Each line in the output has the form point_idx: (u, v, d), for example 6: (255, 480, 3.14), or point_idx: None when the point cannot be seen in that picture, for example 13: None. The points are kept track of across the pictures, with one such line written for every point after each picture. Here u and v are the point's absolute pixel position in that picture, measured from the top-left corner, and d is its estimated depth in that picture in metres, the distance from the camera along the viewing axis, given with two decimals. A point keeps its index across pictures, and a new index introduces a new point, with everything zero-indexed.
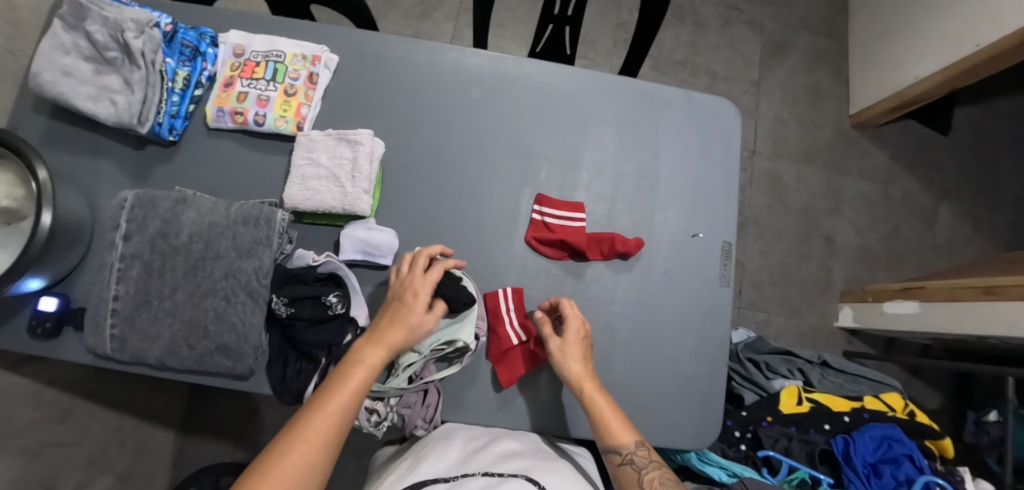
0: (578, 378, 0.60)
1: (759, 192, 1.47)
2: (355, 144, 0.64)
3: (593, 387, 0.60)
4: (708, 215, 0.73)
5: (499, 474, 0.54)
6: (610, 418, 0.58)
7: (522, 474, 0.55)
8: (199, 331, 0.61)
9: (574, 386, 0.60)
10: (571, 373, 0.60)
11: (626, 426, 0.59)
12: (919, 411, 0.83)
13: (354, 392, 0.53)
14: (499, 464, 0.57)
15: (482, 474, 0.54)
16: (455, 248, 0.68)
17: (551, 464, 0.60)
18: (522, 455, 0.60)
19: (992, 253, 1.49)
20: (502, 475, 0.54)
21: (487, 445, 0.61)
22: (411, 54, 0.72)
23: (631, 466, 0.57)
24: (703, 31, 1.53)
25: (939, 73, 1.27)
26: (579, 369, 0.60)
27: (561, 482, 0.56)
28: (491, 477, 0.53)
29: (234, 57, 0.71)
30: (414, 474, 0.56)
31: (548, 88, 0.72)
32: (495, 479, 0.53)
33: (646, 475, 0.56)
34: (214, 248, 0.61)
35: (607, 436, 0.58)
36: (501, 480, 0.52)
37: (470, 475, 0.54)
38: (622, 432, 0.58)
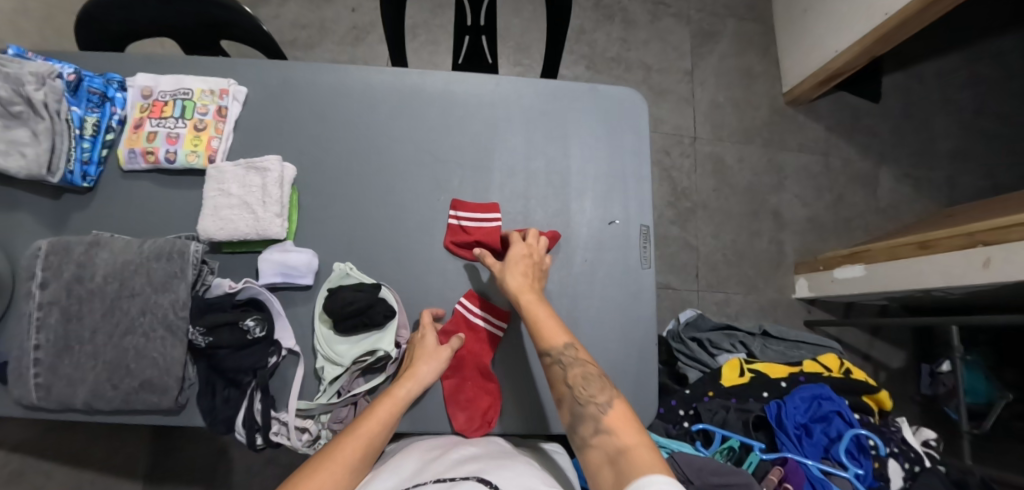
0: (518, 288, 0.63)
1: (705, 176, 1.51)
2: (263, 171, 0.67)
3: (531, 296, 0.63)
4: (623, 201, 0.75)
5: (450, 480, 0.50)
6: (544, 321, 0.61)
7: (475, 476, 0.50)
8: (123, 370, 0.61)
9: (513, 295, 0.63)
10: (510, 283, 0.63)
11: (559, 329, 0.61)
12: (854, 368, 0.89)
13: (383, 424, 0.57)
14: (453, 470, 0.53)
15: (433, 482, 0.50)
16: (377, 260, 0.70)
17: (507, 461, 0.56)
18: (476, 459, 0.56)
19: (934, 209, 1.54)
20: (453, 480, 0.49)
21: (442, 455, 0.58)
22: (316, 77, 0.74)
23: (559, 365, 0.58)
24: (633, 27, 1.58)
25: (857, 44, 1.33)
26: (519, 281, 0.64)
27: (516, 476, 0.52)
28: (441, 483, 0.49)
29: (142, 98, 0.72)
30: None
31: (453, 97, 0.74)
32: (446, 484, 0.48)
33: (571, 372, 0.58)
34: (129, 286, 0.61)
35: (539, 337, 0.60)
36: (450, 485, 0.48)
37: (422, 484, 0.50)
38: (553, 334, 0.59)
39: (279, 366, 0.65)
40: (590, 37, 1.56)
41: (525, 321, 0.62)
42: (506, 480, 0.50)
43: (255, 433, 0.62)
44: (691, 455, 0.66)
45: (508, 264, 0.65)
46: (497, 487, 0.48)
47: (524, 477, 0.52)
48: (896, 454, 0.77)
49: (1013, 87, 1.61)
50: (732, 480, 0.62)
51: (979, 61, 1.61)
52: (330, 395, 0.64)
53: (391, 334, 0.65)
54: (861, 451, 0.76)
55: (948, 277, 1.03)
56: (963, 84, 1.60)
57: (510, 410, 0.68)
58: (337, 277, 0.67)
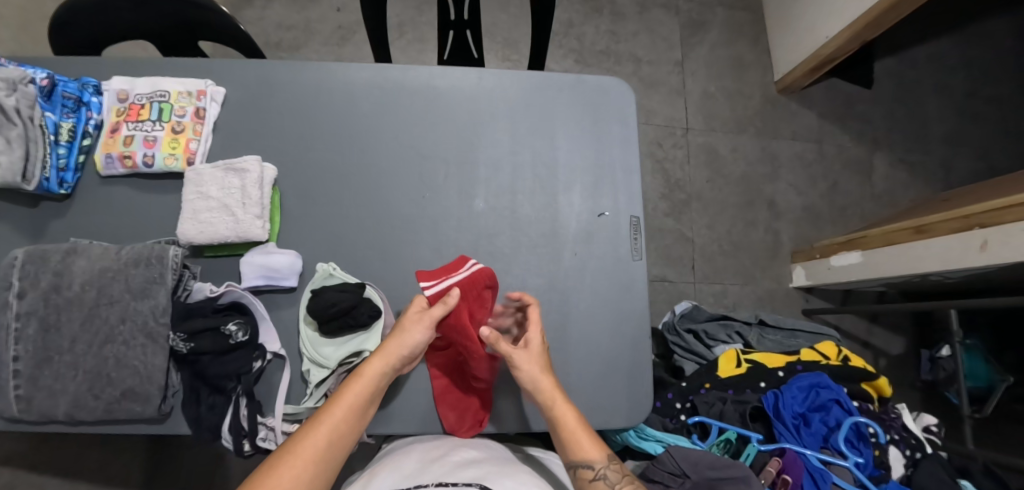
0: (546, 390, 0.57)
1: (698, 167, 1.49)
2: (242, 172, 0.65)
3: (563, 399, 0.57)
4: (611, 193, 0.74)
5: (452, 484, 0.47)
6: (579, 434, 0.55)
7: (478, 482, 0.48)
8: (103, 379, 0.60)
9: (544, 397, 0.57)
10: (541, 384, 0.57)
11: (597, 441, 0.56)
12: (853, 356, 0.88)
13: (352, 408, 0.54)
14: (455, 474, 0.51)
15: (434, 485, 0.48)
16: (363, 260, 0.68)
17: (509, 469, 0.54)
18: (479, 462, 0.55)
19: (930, 194, 1.53)
20: (456, 485, 0.47)
21: (443, 455, 0.57)
22: (295, 76, 0.72)
23: (603, 481, 0.53)
24: (622, 19, 1.57)
25: (846, 29, 1.31)
26: (547, 382, 0.58)
27: (518, 486, 0.49)
28: (444, 488, 0.47)
29: (119, 102, 0.71)
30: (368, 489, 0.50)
31: (436, 92, 0.73)
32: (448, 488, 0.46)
33: (619, 488, 0.52)
34: (107, 293, 0.60)
35: (577, 450, 0.54)
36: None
37: (422, 486, 0.48)
38: (591, 448, 0.54)
39: (265, 370, 0.64)
40: (579, 30, 1.54)
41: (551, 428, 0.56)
42: (510, 488, 0.48)
43: (242, 439, 0.61)
44: (688, 448, 0.65)
45: (531, 358, 0.59)
46: None
47: (527, 486, 0.50)
48: (896, 441, 0.77)
49: (1007, 69, 1.60)
50: (727, 474, 0.61)
51: (971, 43, 1.60)
52: (317, 398, 0.62)
53: (376, 335, 0.64)
54: (859, 439, 0.75)
55: (945, 261, 1.02)
56: (956, 67, 1.59)
57: (502, 408, 0.67)
58: (320, 279, 0.65)
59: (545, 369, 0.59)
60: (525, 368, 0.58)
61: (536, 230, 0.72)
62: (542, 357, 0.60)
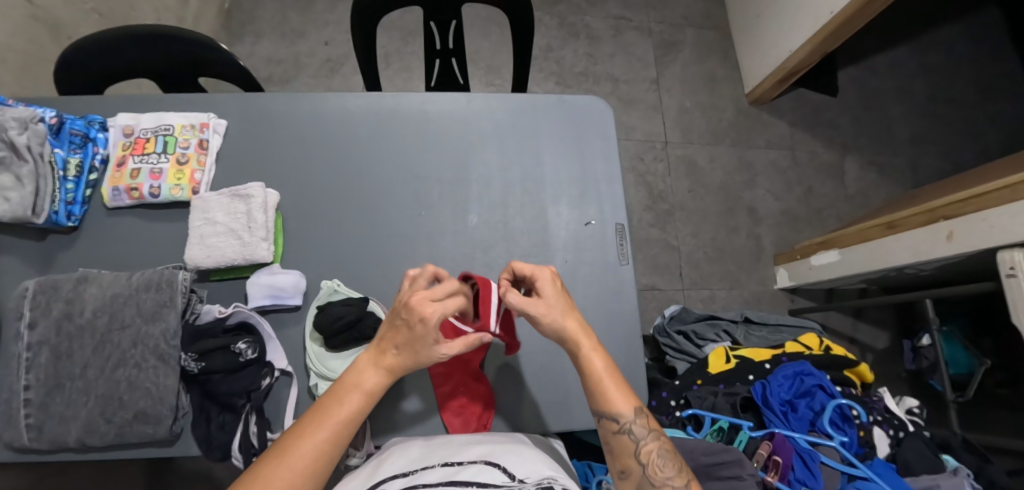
0: (576, 336, 0.56)
1: (679, 178, 1.56)
2: (247, 198, 0.69)
3: (591, 345, 0.57)
4: (597, 203, 0.78)
5: (458, 463, 0.52)
6: (608, 384, 0.56)
7: (483, 459, 0.52)
8: (115, 402, 0.61)
9: (570, 343, 0.57)
10: (567, 331, 0.56)
11: (623, 395, 0.57)
12: (834, 346, 0.94)
13: (346, 422, 0.53)
14: (462, 453, 0.54)
15: (441, 465, 0.51)
16: (364, 277, 0.71)
17: (513, 445, 0.57)
18: (483, 442, 0.58)
19: (900, 193, 1.61)
20: (462, 463, 0.51)
21: (449, 439, 0.59)
22: (295, 107, 0.77)
23: (629, 435, 0.55)
24: (598, 42, 1.66)
25: (807, 43, 1.40)
26: (575, 327, 0.57)
27: (522, 461, 0.53)
28: (449, 467, 0.51)
29: (124, 137, 0.74)
30: (375, 475, 0.52)
31: (428, 116, 0.77)
32: (453, 468, 0.50)
33: (645, 447, 0.55)
34: (119, 319, 0.62)
35: (606, 403, 0.56)
36: (458, 470, 0.50)
37: (430, 467, 0.51)
38: (620, 403, 0.56)
39: (273, 388, 0.66)
40: (558, 54, 1.63)
41: (581, 372, 0.57)
42: (515, 464, 0.52)
43: (252, 457, 0.62)
44: (682, 438, 0.70)
45: (554, 305, 0.56)
46: (507, 472, 0.50)
47: (532, 463, 0.53)
48: (879, 422, 0.82)
49: (959, 73, 1.71)
50: (724, 458, 0.66)
51: (925, 51, 1.72)
52: None
53: None
54: (844, 420, 0.80)
55: (916, 253, 1.08)
56: (913, 74, 1.70)
57: (504, 411, 0.69)
58: (325, 294, 0.68)
59: (569, 313, 0.57)
60: (548, 317, 0.55)
61: (528, 240, 0.76)
62: (564, 302, 0.57)
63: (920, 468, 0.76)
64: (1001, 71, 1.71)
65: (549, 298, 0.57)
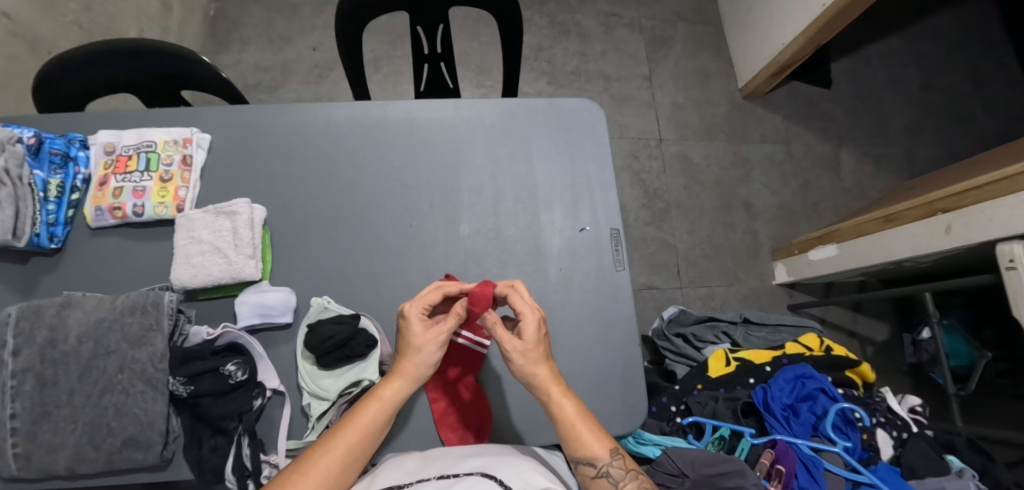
0: (544, 382, 0.56)
1: (674, 175, 1.55)
2: (233, 215, 0.67)
3: (559, 390, 0.57)
4: (591, 209, 0.77)
5: (454, 475, 0.51)
6: (580, 431, 0.56)
7: (479, 470, 0.52)
8: (104, 429, 0.60)
9: (540, 389, 0.57)
10: (536, 377, 0.57)
11: (602, 437, 0.56)
12: (835, 345, 0.93)
13: (367, 431, 0.55)
14: (457, 465, 0.53)
15: (437, 478, 0.51)
16: (355, 291, 0.70)
17: (510, 456, 0.56)
18: (480, 453, 0.57)
19: (897, 184, 1.60)
20: (458, 475, 0.51)
21: (445, 451, 0.58)
22: (280, 119, 0.75)
23: (607, 480, 0.55)
24: (589, 40, 1.64)
25: (799, 36, 1.39)
26: (543, 373, 0.57)
27: (519, 472, 0.52)
28: (445, 479, 0.50)
29: (106, 155, 0.72)
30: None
31: (416, 124, 0.76)
32: (450, 480, 0.50)
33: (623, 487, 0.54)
34: (104, 344, 0.61)
35: (581, 448, 0.55)
36: (453, 481, 0.49)
37: (426, 479, 0.51)
38: (595, 445, 0.55)
39: (265, 408, 0.65)
40: (549, 53, 1.61)
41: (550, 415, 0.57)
42: (510, 476, 0.51)
43: (246, 479, 0.61)
44: (684, 449, 0.69)
45: (528, 347, 0.56)
46: (503, 482, 0.49)
47: (529, 473, 0.52)
48: (882, 424, 0.81)
49: (953, 61, 1.70)
50: (726, 468, 0.66)
51: (917, 40, 1.70)
52: (319, 431, 0.63)
53: (375, 363, 0.64)
54: (847, 424, 0.79)
55: (915, 247, 1.07)
56: (907, 64, 1.69)
57: (501, 424, 0.68)
58: (315, 312, 0.66)
59: (542, 359, 0.57)
60: (520, 360, 0.56)
61: (522, 249, 0.74)
62: (539, 346, 0.57)
63: (924, 471, 0.75)
64: (995, 58, 1.70)
65: (530, 340, 0.56)
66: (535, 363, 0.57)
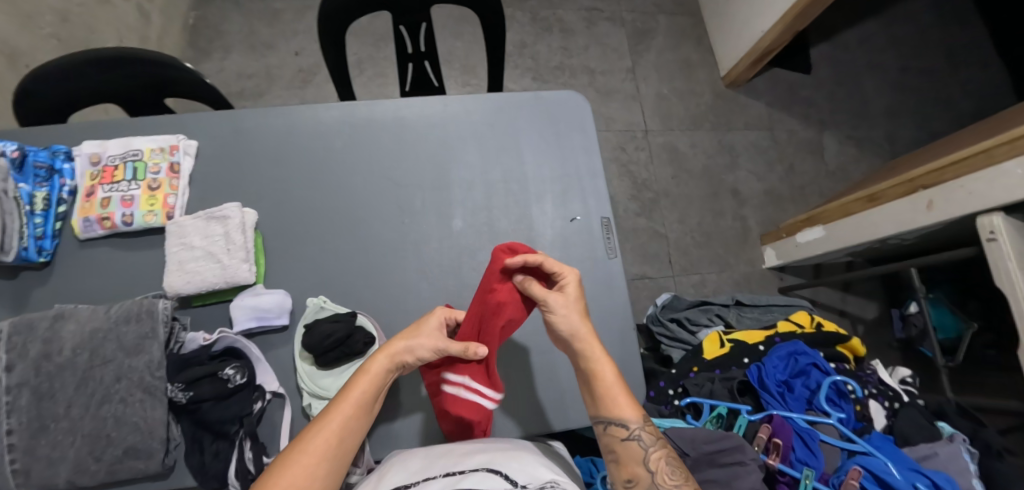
0: (586, 338, 0.58)
1: (662, 165, 1.57)
2: (224, 219, 0.67)
3: (600, 350, 0.58)
4: (581, 199, 0.78)
5: (459, 472, 0.51)
6: (616, 390, 0.57)
7: (485, 466, 0.52)
8: (103, 440, 0.59)
9: (582, 344, 0.58)
10: (580, 331, 0.58)
11: (631, 401, 0.57)
12: (825, 322, 0.95)
13: (356, 407, 0.54)
14: (464, 461, 0.54)
15: (443, 475, 0.51)
16: (352, 291, 0.70)
17: (515, 451, 0.57)
18: (483, 449, 0.57)
19: (879, 165, 1.63)
20: (463, 472, 0.51)
21: (450, 448, 0.59)
22: (268, 122, 0.75)
23: (638, 443, 0.55)
24: (571, 35, 1.66)
25: (777, 24, 1.40)
26: (586, 329, 0.58)
27: (525, 467, 0.53)
28: (451, 476, 0.50)
29: (92, 166, 0.72)
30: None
31: (404, 122, 0.76)
32: (454, 477, 0.50)
33: (652, 452, 0.55)
34: (101, 354, 0.60)
35: (613, 410, 0.56)
36: (459, 478, 0.50)
37: (432, 477, 0.51)
38: (627, 407, 0.56)
39: (265, 411, 0.64)
40: (533, 49, 1.62)
41: (589, 374, 0.58)
42: (515, 471, 0.51)
43: (249, 482, 0.60)
44: (682, 428, 0.71)
45: (568, 301, 0.59)
46: (508, 479, 0.50)
47: (534, 467, 0.53)
48: (874, 395, 0.83)
49: (928, 43, 1.74)
50: (724, 445, 0.67)
51: (892, 24, 1.74)
52: None
53: None
54: (840, 396, 0.81)
55: (899, 224, 1.09)
56: (883, 48, 1.72)
57: (502, 417, 0.69)
58: (311, 312, 0.67)
59: (581, 314, 0.59)
60: (564, 311, 0.58)
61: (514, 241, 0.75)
62: (578, 303, 0.59)
63: (917, 439, 0.77)
64: (967, 38, 1.74)
65: (571, 295, 0.59)
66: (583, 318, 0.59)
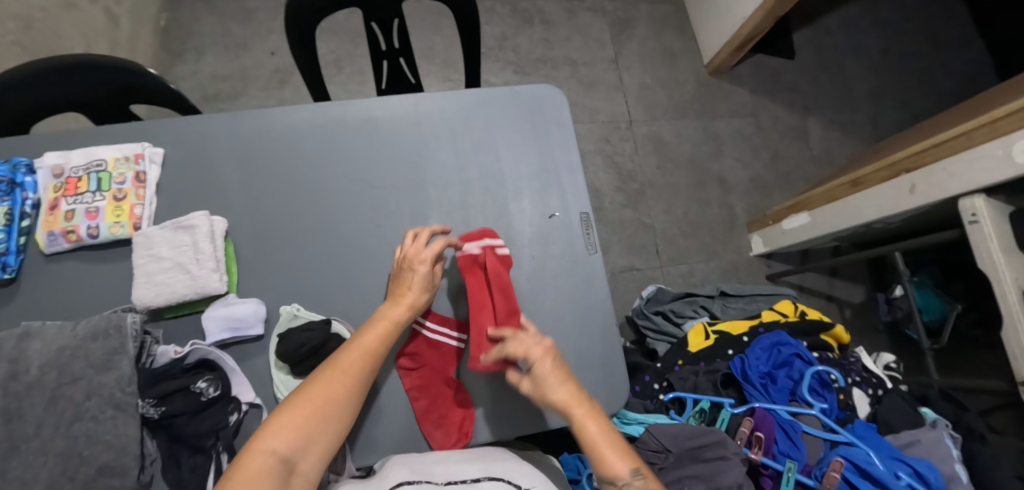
0: (566, 402, 0.59)
1: (647, 156, 1.56)
2: (191, 228, 0.66)
3: (582, 410, 0.58)
4: (560, 195, 0.77)
5: (464, 480, 0.55)
6: (603, 447, 0.56)
7: (486, 474, 0.57)
8: (75, 459, 0.57)
9: (564, 410, 0.59)
10: (560, 398, 0.59)
11: (624, 456, 0.55)
12: (809, 310, 0.95)
13: (376, 346, 0.61)
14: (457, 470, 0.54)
15: (448, 482, 0.55)
16: (327, 297, 0.69)
17: (504, 458, 0.62)
18: (476, 455, 0.61)
19: (863, 149, 1.63)
20: (469, 480, 0.55)
21: (442, 452, 0.61)
22: (235, 126, 0.73)
23: None
24: (553, 27, 1.64)
25: (758, 10, 1.39)
26: (567, 395, 0.59)
27: (521, 473, 0.58)
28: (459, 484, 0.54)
29: (54, 178, 0.70)
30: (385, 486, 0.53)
31: (376, 121, 0.75)
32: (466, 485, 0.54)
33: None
34: (70, 372, 0.58)
35: (605, 468, 0.55)
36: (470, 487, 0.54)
37: (437, 481, 0.55)
38: (617, 463, 0.55)
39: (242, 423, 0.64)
40: (514, 42, 1.60)
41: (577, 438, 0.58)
42: (514, 477, 0.57)
43: None
44: (665, 425, 0.70)
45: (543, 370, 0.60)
46: (513, 484, 0.55)
47: (524, 472, 0.59)
48: (857, 383, 0.84)
49: (909, 25, 1.73)
50: (707, 440, 0.67)
51: (873, 6, 1.74)
52: None
53: None
54: (823, 386, 0.81)
55: (881, 208, 1.09)
56: (866, 30, 1.72)
57: (485, 418, 0.68)
58: (285, 321, 0.66)
59: (563, 380, 0.60)
60: (541, 375, 0.60)
61: None
62: (557, 370, 0.61)
63: (899, 424, 0.78)
64: (948, 18, 1.74)
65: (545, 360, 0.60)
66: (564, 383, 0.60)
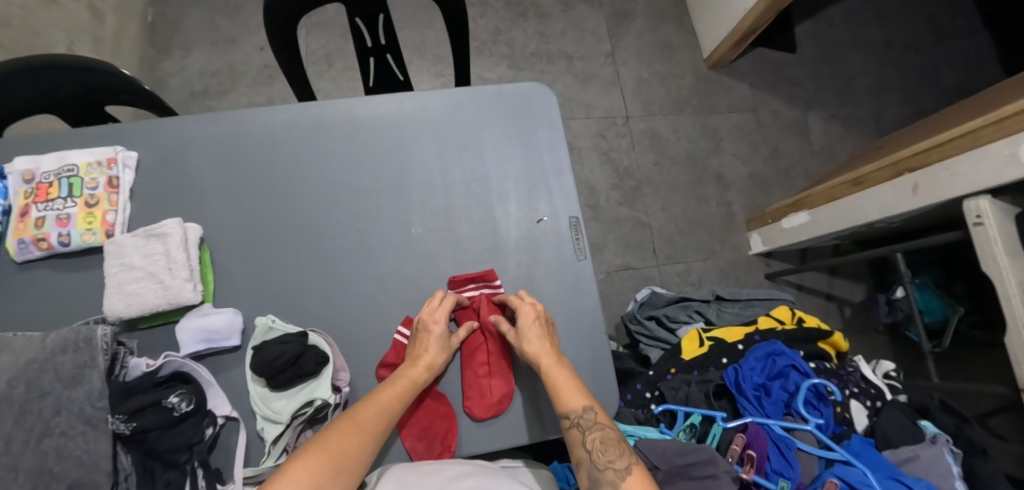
0: (538, 355, 0.64)
1: (644, 152, 1.52)
2: (163, 237, 0.64)
3: (552, 361, 0.64)
4: (548, 198, 0.74)
5: None
6: (562, 387, 0.63)
7: None
8: (46, 476, 0.55)
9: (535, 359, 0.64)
10: (533, 350, 0.64)
11: (579, 393, 0.62)
12: (806, 317, 0.93)
13: (393, 406, 0.60)
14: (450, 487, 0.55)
15: None
16: (306, 306, 0.67)
17: (503, 479, 0.58)
18: (474, 471, 0.58)
19: (866, 144, 1.60)
20: None
21: (440, 464, 0.59)
22: (210, 129, 0.71)
23: (577, 428, 0.61)
24: (548, 20, 1.60)
25: (758, 4, 1.35)
26: (538, 347, 0.64)
27: None
28: None
29: (25, 184, 0.67)
30: None
31: (357, 122, 0.72)
32: None
33: (589, 436, 0.60)
34: (37, 386, 0.56)
35: (558, 400, 0.62)
36: None
37: None
38: (570, 398, 0.62)
39: (218, 436, 0.63)
40: (508, 36, 1.56)
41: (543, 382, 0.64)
42: None
43: None
44: (655, 440, 0.69)
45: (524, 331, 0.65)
46: None
47: None
48: (855, 395, 0.83)
49: (915, 16, 1.68)
50: (696, 458, 0.65)
51: None
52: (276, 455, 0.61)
53: (326, 381, 0.62)
54: (820, 399, 0.79)
55: (882, 208, 1.06)
56: (869, 22, 1.67)
57: (469, 432, 0.66)
58: (260, 333, 0.64)
59: (540, 337, 0.65)
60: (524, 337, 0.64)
61: (477, 246, 0.72)
62: (539, 330, 0.65)
63: (898, 440, 0.76)
64: (954, 10, 1.69)
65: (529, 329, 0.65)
66: (537, 329, 0.65)
